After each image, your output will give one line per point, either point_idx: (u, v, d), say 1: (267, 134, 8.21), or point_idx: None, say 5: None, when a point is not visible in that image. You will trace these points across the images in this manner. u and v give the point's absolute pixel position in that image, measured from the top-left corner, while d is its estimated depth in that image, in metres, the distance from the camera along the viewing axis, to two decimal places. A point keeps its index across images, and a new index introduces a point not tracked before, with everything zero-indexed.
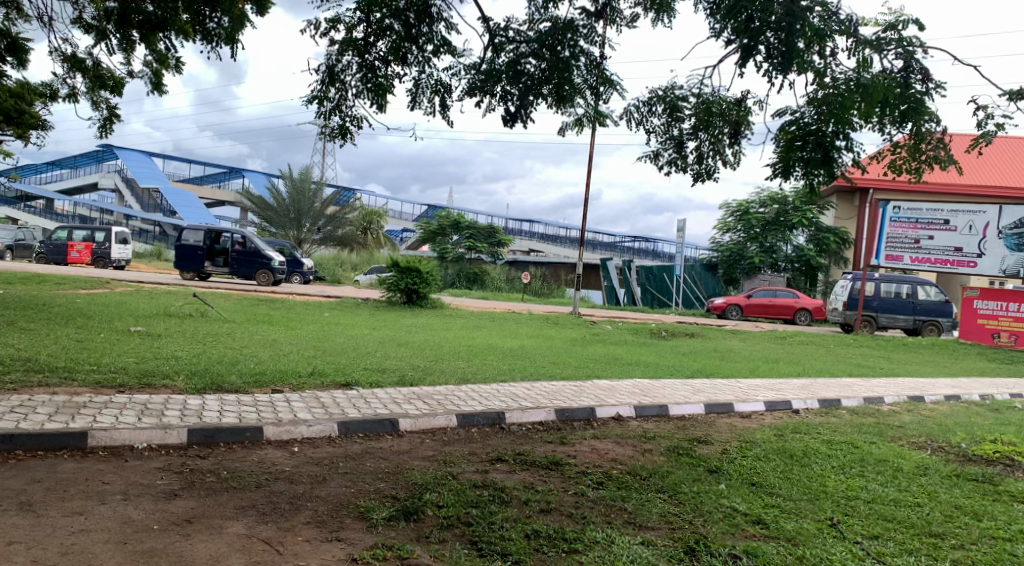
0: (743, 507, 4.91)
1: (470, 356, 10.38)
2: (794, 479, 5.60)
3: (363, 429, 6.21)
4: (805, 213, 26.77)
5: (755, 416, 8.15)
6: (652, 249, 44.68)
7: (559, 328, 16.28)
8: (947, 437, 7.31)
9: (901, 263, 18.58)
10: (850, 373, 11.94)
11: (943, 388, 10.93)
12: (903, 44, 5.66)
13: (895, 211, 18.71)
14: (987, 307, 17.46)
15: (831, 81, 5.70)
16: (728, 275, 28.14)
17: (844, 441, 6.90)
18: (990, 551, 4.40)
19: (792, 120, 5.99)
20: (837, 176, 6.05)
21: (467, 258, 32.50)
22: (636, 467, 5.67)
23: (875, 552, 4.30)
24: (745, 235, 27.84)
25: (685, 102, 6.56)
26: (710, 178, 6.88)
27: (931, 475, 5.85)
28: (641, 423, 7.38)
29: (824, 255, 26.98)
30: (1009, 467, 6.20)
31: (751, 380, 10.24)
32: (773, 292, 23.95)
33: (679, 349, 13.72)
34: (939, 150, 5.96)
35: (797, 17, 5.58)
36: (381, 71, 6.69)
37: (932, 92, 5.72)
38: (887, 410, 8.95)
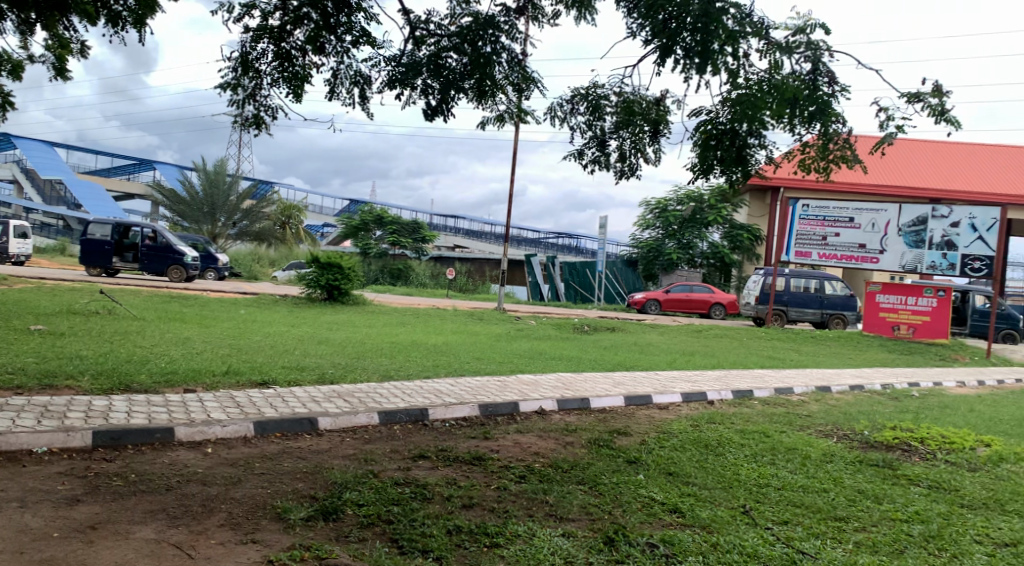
0: (660, 497, 5.03)
1: (392, 353, 10.30)
2: (708, 468, 5.76)
3: (280, 429, 6.08)
4: (720, 211, 27.65)
5: (673, 408, 8.35)
6: (575, 246, 45.39)
7: (483, 324, 16.27)
8: (851, 425, 7.65)
9: (809, 260, 19.51)
10: (762, 365, 12.41)
11: (848, 378, 11.47)
12: (811, 48, 5.88)
13: (804, 210, 19.61)
14: (888, 301, 18.33)
15: (744, 81, 5.88)
16: (647, 271, 28.74)
17: (756, 431, 7.14)
18: (889, 532, 4.63)
19: (708, 120, 6.16)
20: (751, 175, 6.28)
21: (391, 254, 32.23)
22: (558, 460, 5.73)
23: (785, 537, 4.47)
24: (663, 232, 28.52)
25: (606, 101, 6.67)
26: (632, 175, 6.99)
27: (837, 462, 6.11)
28: (563, 416, 7.46)
29: (737, 251, 27.77)
30: (907, 452, 6.53)
31: (669, 373, 10.50)
32: (690, 287, 24.58)
33: (600, 343, 13.92)
34: (846, 150, 6.20)
35: (712, 19, 5.73)
36: (298, 60, 6.55)
37: (838, 94, 5.97)
38: (796, 400, 9.32)
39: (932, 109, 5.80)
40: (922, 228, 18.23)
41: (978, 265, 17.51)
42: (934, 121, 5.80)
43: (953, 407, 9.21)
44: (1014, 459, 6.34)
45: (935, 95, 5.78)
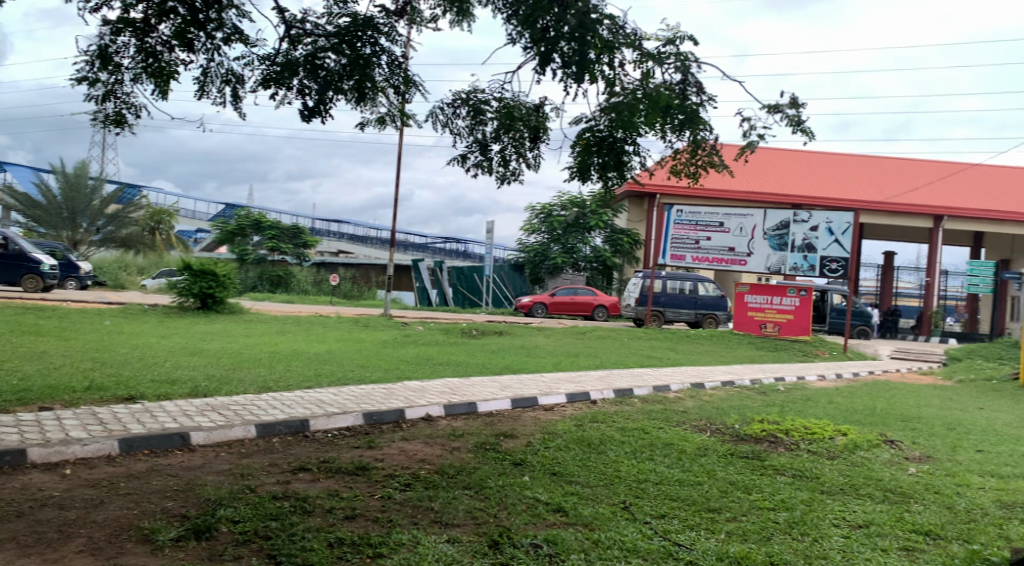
0: (544, 497, 5.10)
1: (271, 363, 9.97)
2: (591, 466, 5.91)
3: (148, 445, 5.76)
4: (601, 217, 28.42)
5: (557, 408, 8.49)
6: (463, 251, 45.45)
7: (368, 331, 16.01)
8: (723, 419, 8.04)
9: (683, 263, 20.24)
10: (642, 364, 12.83)
11: (721, 375, 12.03)
12: (680, 58, 6.14)
13: (678, 215, 20.41)
14: (756, 300, 19.35)
15: (620, 90, 6.08)
16: (534, 275, 29.12)
17: (636, 428, 7.37)
18: (758, 520, 4.88)
19: (587, 128, 6.31)
20: (628, 179, 6.50)
21: (270, 260, 31.09)
22: (444, 466, 5.71)
23: (663, 530, 4.63)
24: (549, 236, 29.03)
25: (487, 106, 6.73)
26: (513, 180, 7.06)
27: (710, 455, 6.39)
28: (449, 422, 7.43)
29: (618, 255, 28.64)
30: (774, 444, 6.91)
31: (554, 374, 10.67)
32: (574, 290, 25.10)
33: (488, 347, 14.00)
34: (713, 156, 6.50)
35: (588, 29, 5.89)
36: (164, 55, 6.26)
37: (706, 103, 6.25)
38: (673, 397, 9.68)
39: (790, 119, 6.17)
40: (785, 232, 19.34)
41: (836, 266, 18.74)
42: (792, 131, 6.18)
43: (814, 399, 9.84)
44: (867, 446, 6.84)
45: (792, 107, 6.16)
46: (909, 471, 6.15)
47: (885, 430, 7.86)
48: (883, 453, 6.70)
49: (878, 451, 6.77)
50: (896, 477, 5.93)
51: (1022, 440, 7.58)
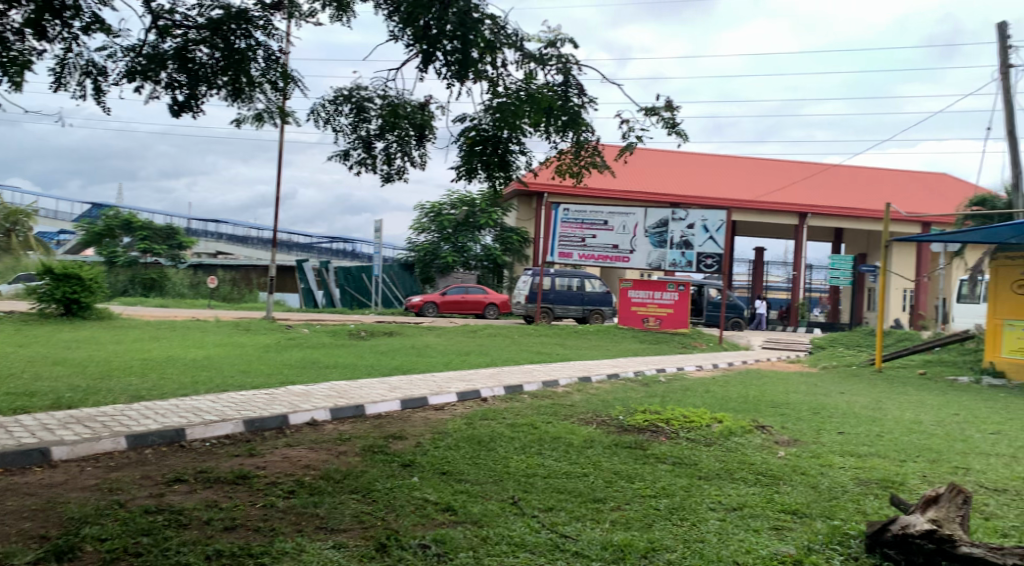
0: (433, 497, 5.08)
1: (144, 371, 9.46)
2: (480, 463, 5.93)
3: (1, 464, 5.35)
4: (491, 215, 28.57)
5: (447, 407, 8.46)
6: (351, 251, 44.77)
7: (249, 335, 15.39)
8: (609, 411, 8.25)
9: (570, 261, 20.58)
10: (532, 360, 12.99)
11: (607, 368, 12.35)
12: (561, 60, 6.25)
13: (565, 213, 20.75)
14: (639, 296, 19.98)
15: (503, 90, 6.14)
16: (424, 274, 28.84)
17: (525, 423, 7.45)
18: (640, 508, 5.03)
19: (471, 126, 6.33)
20: (513, 179, 6.56)
21: (142, 263, 29.53)
22: (330, 471, 5.58)
23: (550, 523, 4.70)
24: (438, 235, 28.80)
25: (370, 104, 6.63)
26: (398, 178, 6.99)
27: (596, 447, 6.54)
28: (336, 426, 7.28)
29: (507, 253, 28.94)
30: (655, 433, 7.15)
31: (444, 374, 10.63)
32: (465, 289, 25.13)
33: (376, 349, 13.76)
34: (596, 157, 6.65)
35: (470, 28, 5.90)
36: (15, 45, 5.84)
37: (587, 105, 6.40)
38: (561, 391, 9.85)
39: (665, 122, 6.41)
40: (664, 229, 20.05)
41: (711, 262, 19.66)
42: (668, 133, 6.41)
43: (693, 389, 10.24)
44: (741, 432, 7.18)
45: (667, 109, 6.39)
46: (779, 454, 6.51)
47: (759, 416, 8.29)
48: (755, 439, 7.05)
49: (750, 436, 7.12)
50: (767, 460, 6.25)
51: (877, 421, 8.17)
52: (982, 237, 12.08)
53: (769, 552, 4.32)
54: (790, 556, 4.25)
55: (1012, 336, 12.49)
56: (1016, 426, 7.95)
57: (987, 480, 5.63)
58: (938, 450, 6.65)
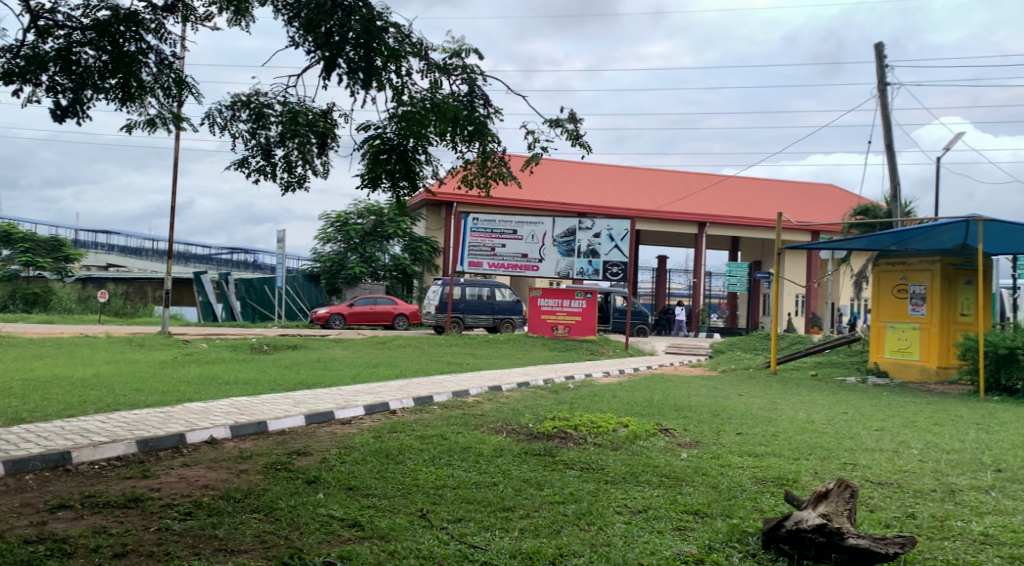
0: (339, 513, 4.97)
1: (26, 392, 8.89)
2: (388, 477, 5.84)
3: None
4: (399, 224, 28.37)
5: (354, 421, 8.30)
6: (253, 263, 43.68)
7: (144, 351, 14.69)
8: (518, 419, 8.29)
9: (480, 270, 20.70)
10: (442, 371, 12.95)
11: (517, 377, 12.42)
12: (467, 71, 6.27)
13: (475, 223, 20.79)
14: (548, 304, 20.18)
15: (408, 99, 6.09)
16: (330, 285, 28.25)
17: (435, 435, 7.40)
18: (549, 515, 5.07)
19: (375, 135, 6.26)
20: (419, 189, 6.52)
21: (24, 276, 27.96)
22: (229, 491, 5.38)
23: (459, 534, 4.68)
24: (345, 245, 28.27)
25: (270, 110, 6.47)
26: (299, 186, 6.83)
27: (505, 455, 6.56)
28: (237, 443, 7.03)
29: (417, 263, 28.78)
30: (564, 439, 7.23)
31: (351, 387, 10.44)
32: (373, 300, 24.80)
33: (280, 363, 13.38)
34: (502, 167, 6.69)
35: (373, 36, 5.84)
36: None
37: (492, 116, 6.45)
38: (471, 401, 9.83)
39: (569, 133, 6.51)
40: (572, 239, 20.37)
41: (616, 271, 20.08)
42: (571, 144, 6.52)
43: (600, 395, 10.41)
44: (646, 435, 7.36)
45: (571, 121, 6.50)
46: (682, 456, 6.70)
47: (664, 420, 8.50)
48: (660, 442, 7.23)
49: (655, 439, 7.30)
50: (671, 462, 6.43)
51: (773, 421, 8.52)
52: (865, 245, 12.81)
53: (672, 552, 4.43)
54: (692, 556, 4.36)
55: (894, 337, 13.28)
56: (898, 422, 8.45)
57: (872, 474, 5.96)
58: (829, 447, 7.00)
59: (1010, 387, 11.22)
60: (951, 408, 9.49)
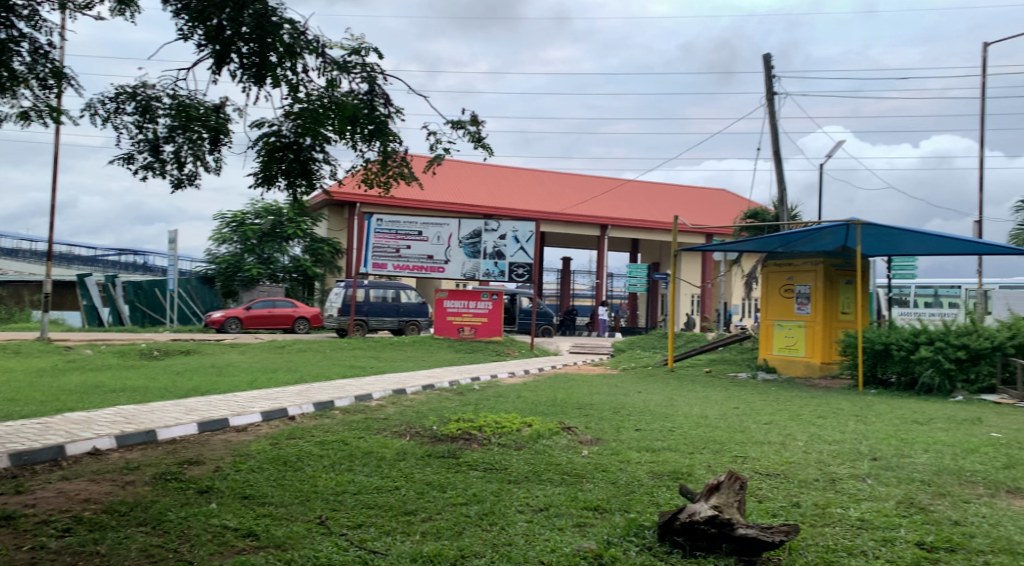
0: (233, 523, 4.81)
1: None
2: (285, 485, 5.68)
3: None
4: (300, 225, 27.70)
5: (251, 428, 8.04)
6: (144, 265, 41.82)
7: (20, 359, 13.77)
8: (422, 422, 8.22)
9: (386, 272, 20.37)
10: (343, 375, 12.71)
11: (421, 379, 12.31)
12: (366, 69, 6.19)
13: (378, 223, 20.43)
14: (454, 306, 20.14)
15: (305, 96, 5.97)
16: (225, 287, 27.31)
17: (335, 440, 7.25)
18: (451, 517, 5.06)
19: (271, 132, 6.09)
20: (317, 188, 6.40)
21: None
22: (113, 504, 5.11)
23: (359, 540, 4.60)
24: (242, 246, 27.30)
25: (158, 103, 6.20)
26: (191, 184, 6.58)
27: (408, 459, 6.50)
28: (123, 454, 6.70)
29: (318, 264, 28.19)
30: (468, 441, 7.22)
31: (248, 393, 10.12)
32: (271, 303, 24.12)
33: (171, 369, 12.80)
34: (404, 167, 6.63)
35: (267, 32, 5.69)
36: None
37: (392, 115, 6.38)
38: (374, 405, 9.68)
39: (471, 136, 6.53)
40: (477, 240, 20.36)
41: (521, 272, 20.25)
42: (473, 146, 6.53)
43: (504, 396, 10.46)
44: (549, 434, 7.44)
45: (473, 123, 6.52)
46: (583, 453, 6.82)
47: (567, 419, 8.63)
48: (562, 440, 7.33)
49: (558, 438, 7.39)
50: (572, 460, 6.53)
51: (670, 417, 8.79)
52: (756, 247, 13.38)
53: (572, 549, 4.49)
54: (591, 552, 4.44)
55: (782, 334, 13.92)
56: (785, 416, 8.86)
57: (761, 466, 6.23)
58: (722, 441, 7.26)
59: (885, 380, 11.97)
60: (833, 401, 10.03)
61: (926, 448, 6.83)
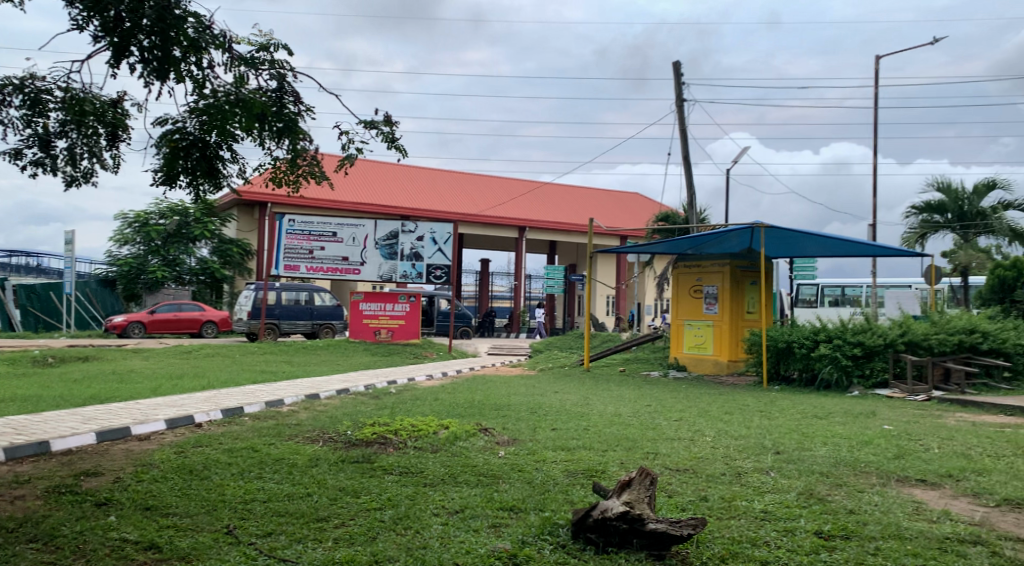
0: (134, 535, 4.61)
1: None
2: (190, 494, 5.48)
3: None
4: (207, 225, 26.74)
5: (154, 437, 7.72)
6: (37, 266, 39.54)
7: None
8: (336, 427, 8.09)
9: (298, 274, 19.93)
10: (254, 380, 12.34)
11: (335, 383, 12.09)
12: (275, 65, 6.04)
13: (290, 224, 19.88)
14: (370, 308, 19.84)
15: (210, 92, 5.78)
16: (127, 291, 26.14)
17: (244, 447, 7.05)
18: (364, 522, 4.98)
19: (174, 129, 5.87)
20: (223, 187, 6.21)
21: None
22: (1, 520, 4.81)
23: (268, 548, 4.49)
24: (145, 248, 26.28)
25: (49, 95, 5.88)
26: (86, 181, 6.27)
27: (321, 465, 6.38)
28: (12, 467, 6.32)
29: (227, 266, 27.32)
30: (383, 445, 7.13)
31: (151, 400, 9.71)
32: (177, 306, 23.35)
33: (67, 377, 12.14)
34: (314, 167, 6.49)
35: (170, 25, 5.48)
36: None
37: (303, 114, 6.24)
38: (286, 411, 9.46)
39: (384, 136, 6.45)
40: (394, 242, 20.21)
41: (439, 274, 20.17)
42: (387, 147, 6.46)
43: (421, 398, 10.38)
44: (466, 436, 7.43)
45: (386, 123, 6.45)
46: (499, 454, 6.84)
47: (483, 420, 8.63)
48: (478, 441, 7.33)
49: (474, 440, 7.39)
50: (488, 461, 6.54)
51: (584, 416, 8.93)
52: (666, 249, 13.72)
53: (487, 549, 4.50)
54: (505, 552, 4.45)
55: (691, 334, 14.33)
56: (694, 412, 9.13)
57: (671, 461, 6.39)
58: (633, 438, 7.42)
59: (787, 376, 12.47)
60: (740, 398, 10.38)
61: (825, 442, 7.16)
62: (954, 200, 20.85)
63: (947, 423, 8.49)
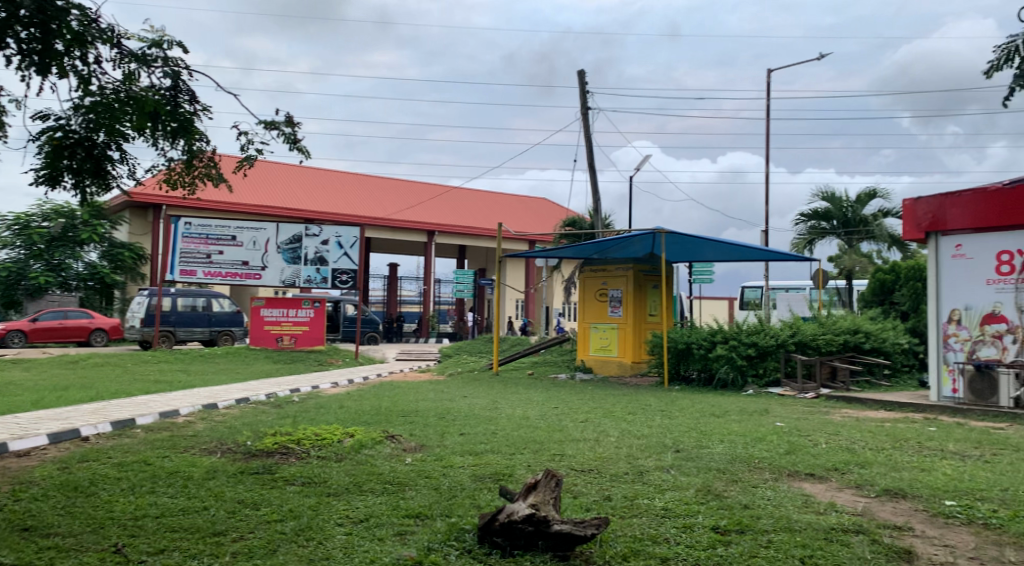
0: (9, 559, 4.31)
1: None
2: (75, 513, 5.18)
3: None
4: (96, 229, 25.44)
5: (35, 453, 7.27)
6: None
7: None
8: (234, 438, 7.82)
9: (195, 279, 19.20)
10: (146, 391, 11.77)
11: (234, 393, 11.67)
12: (168, 63, 5.80)
13: (186, 227, 19.17)
14: (272, 315, 19.28)
15: (97, 89, 5.49)
16: (6, 298, 24.50)
17: (135, 461, 6.72)
18: (264, 535, 4.83)
19: (57, 126, 5.55)
20: (112, 188, 5.91)
21: None
22: None
23: None
24: (26, 252, 24.81)
25: None
26: None
27: (219, 477, 6.15)
28: None
29: (118, 272, 25.98)
30: (285, 455, 6.95)
31: (33, 414, 9.12)
32: (63, 314, 21.99)
33: None
34: (211, 168, 6.27)
35: (52, 17, 5.19)
36: None
37: (199, 113, 6.03)
38: (181, 422, 9.08)
39: (286, 137, 6.30)
40: (297, 246, 19.64)
41: (345, 278, 19.72)
42: (289, 148, 6.31)
43: (325, 406, 10.15)
44: (372, 444, 7.32)
45: (288, 124, 6.29)
46: (406, 461, 6.77)
47: (389, 427, 8.51)
48: (385, 449, 7.24)
49: (380, 447, 7.29)
50: (393, 468, 6.46)
51: (492, 420, 8.94)
52: (572, 254, 13.93)
53: (391, 558, 4.44)
54: (410, 559, 4.41)
55: (597, 336, 14.58)
56: (599, 413, 9.30)
57: (576, 463, 6.49)
58: (540, 441, 7.48)
59: (687, 376, 12.89)
60: (642, 398, 10.63)
61: (721, 439, 7.41)
62: (839, 207, 22.02)
63: (834, 419, 8.94)
